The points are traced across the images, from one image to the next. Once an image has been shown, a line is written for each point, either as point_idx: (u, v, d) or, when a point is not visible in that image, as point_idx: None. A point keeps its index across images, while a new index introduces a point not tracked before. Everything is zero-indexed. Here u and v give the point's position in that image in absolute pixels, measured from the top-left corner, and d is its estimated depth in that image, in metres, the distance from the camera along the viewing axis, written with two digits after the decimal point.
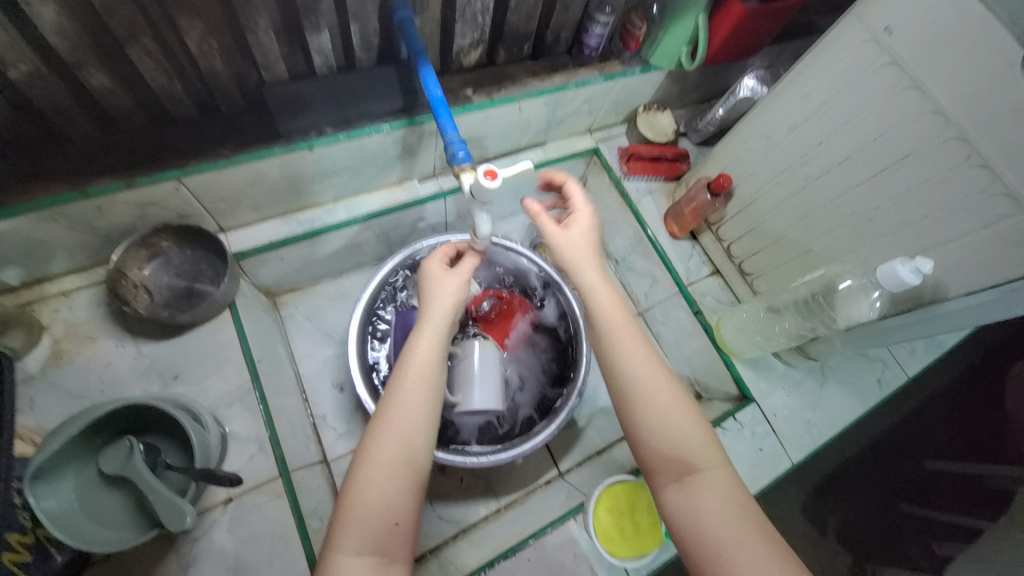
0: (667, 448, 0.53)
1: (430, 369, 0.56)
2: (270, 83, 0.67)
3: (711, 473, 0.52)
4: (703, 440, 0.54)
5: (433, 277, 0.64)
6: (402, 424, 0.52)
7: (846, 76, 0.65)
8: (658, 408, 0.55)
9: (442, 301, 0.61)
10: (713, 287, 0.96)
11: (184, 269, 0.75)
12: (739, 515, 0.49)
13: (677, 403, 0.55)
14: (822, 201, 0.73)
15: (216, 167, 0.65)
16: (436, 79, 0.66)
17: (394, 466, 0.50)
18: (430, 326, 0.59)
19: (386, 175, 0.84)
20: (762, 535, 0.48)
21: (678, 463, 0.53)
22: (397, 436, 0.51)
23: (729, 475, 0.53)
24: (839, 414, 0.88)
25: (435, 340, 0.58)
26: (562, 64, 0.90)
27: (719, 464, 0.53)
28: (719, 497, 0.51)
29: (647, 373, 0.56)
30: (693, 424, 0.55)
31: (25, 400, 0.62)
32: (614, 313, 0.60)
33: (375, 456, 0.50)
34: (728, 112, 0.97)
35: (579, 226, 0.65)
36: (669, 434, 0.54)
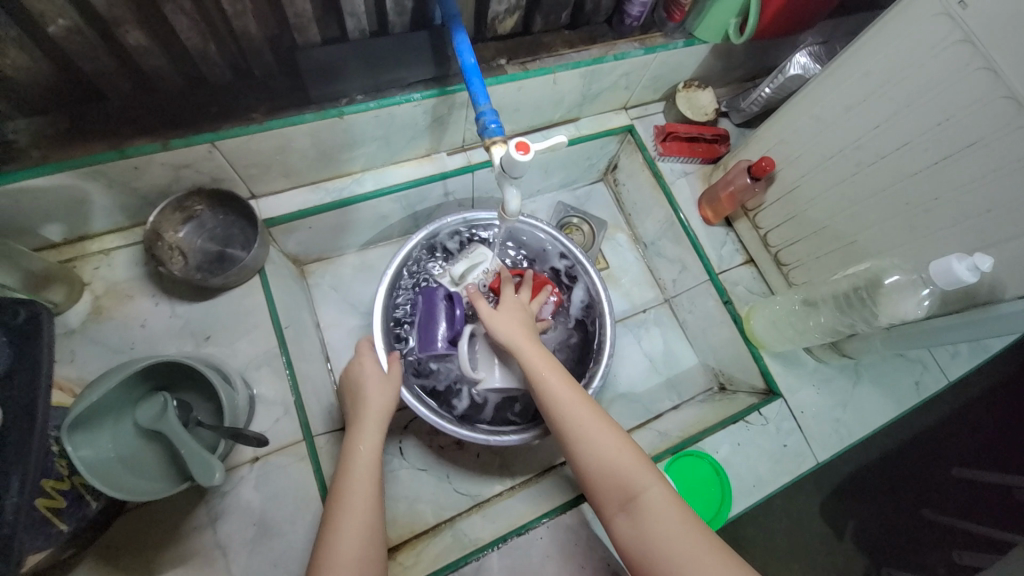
0: (606, 479, 0.58)
1: (374, 462, 0.60)
2: (302, 47, 0.67)
3: (647, 494, 0.57)
4: (637, 467, 0.58)
5: (366, 379, 0.68)
6: (358, 503, 0.56)
7: (912, 53, 0.59)
8: (590, 446, 0.60)
9: (378, 400, 0.65)
10: (745, 276, 0.92)
11: (216, 234, 0.76)
12: (680, 532, 0.54)
13: (610, 437, 0.60)
14: (873, 189, 0.68)
15: (248, 131, 0.65)
16: (470, 46, 0.64)
17: (360, 539, 0.54)
18: (367, 426, 0.63)
19: (415, 146, 0.83)
20: (703, 550, 0.52)
21: (618, 493, 0.58)
22: (357, 514, 0.55)
23: (663, 490, 0.57)
24: (870, 415, 0.85)
25: (376, 433, 0.62)
26: (601, 35, 0.86)
27: (653, 482, 0.57)
28: (660, 516, 0.55)
29: (575, 415, 0.62)
30: (626, 455, 0.59)
31: (67, 352, 0.65)
32: (545, 366, 0.65)
33: (341, 530, 0.53)
34: (775, 92, 0.91)
35: (509, 305, 0.73)
36: (603, 467, 0.59)
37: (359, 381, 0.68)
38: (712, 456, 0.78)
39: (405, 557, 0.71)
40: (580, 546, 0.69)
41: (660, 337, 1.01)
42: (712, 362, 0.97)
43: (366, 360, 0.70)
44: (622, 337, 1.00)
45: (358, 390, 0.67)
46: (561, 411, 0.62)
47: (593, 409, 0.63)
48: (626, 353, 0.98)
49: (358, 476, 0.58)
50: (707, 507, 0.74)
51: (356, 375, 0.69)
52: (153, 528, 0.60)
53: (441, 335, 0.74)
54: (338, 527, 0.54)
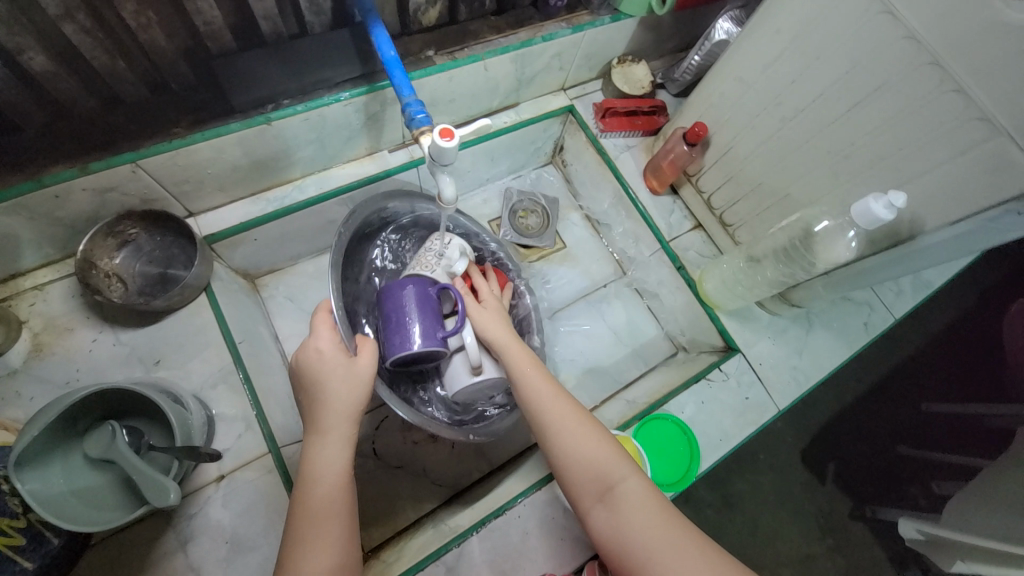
0: (585, 471, 0.57)
1: (339, 480, 0.52)
2: (218, 55, 0.65)
3: (625, 484, 0.56)
4: (614, 458, 0.58)
5: (326, 372, 0.57)
6: (322, 534, 0.49)
7: (817, 6, 0.61)
8: (568, 439, 0.59)
9: (342, 398, 0.56)
10: (695, 241, 0.95)
11: (156, 256, 0.74)
12: (658, 521, 0.53)
13: (589, 428, 0.60)
14: (797, 142, 0.71)
15: (172, 147, 0.63)
16: (389, 38, 0.63)
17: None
18: (332, 436, 0.54)
19: (353, 146, 0.82)
20: (681, 538, 0.52)
21: (595, 485, 0.56)
22: (324, 547, 0.48)
23: (640, 481, 0.56)
24: (825, 359, 0.89)
25: (343, 444, 0.54)
26: (528, 17, 0.86)
27: (631, 473, 0.57)
28: (638, 506, 0.54)
29: (556, 409, 0.61)
30: (604, 448, 0.58)
31: (11, 393, 0.63)
32: (523, 362, 0.65)
33: (302, 565, 0.47)
34: (704, 59, 0.94)
35: (493, 306, 0.73)
36: (583, 459, 0.57)
37: (319, 375, 0.57)
38: (679, 417, 0.80)
39: (388, 554, 0.71)
40: (558, 520, 0.70)
41: (622, 310, 1.03)
42: (673, 327, 1.00)
43: (326, 343, 0.59)
44: (583, 314, 1.01)
45: (318, 385, 0.57)
46: (539, 404, 0.61)
47: (571, 403, 0.62)
48: (589, 329, 1.00)
49: (324, 502, 0.51)
50: (676, 468, 0.76)
51: (315, 361, 0.58)
52: (122, 559, 0.59)
53: (417, 334, 0.67)
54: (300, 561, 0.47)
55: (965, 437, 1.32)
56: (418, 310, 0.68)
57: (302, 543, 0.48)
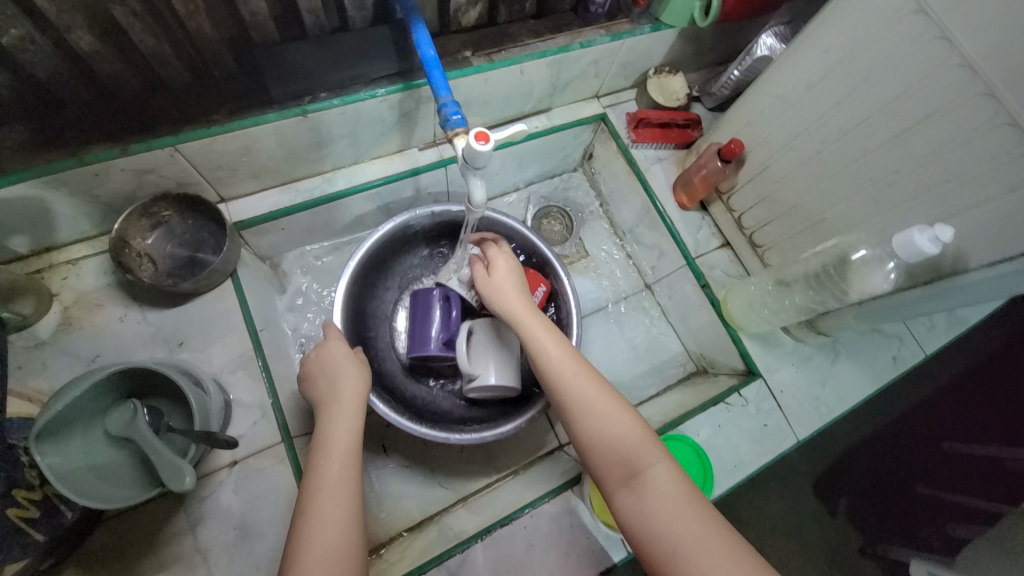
0: (609, 452, 0.55)
1: (351, 449, 0.54)
2: (260, 46, 0.66)
3: (652, 470, 0.54)
4: (640, 440, 0.56)
5: (334, 362, 0.62)
6: (332, 491, 0.50)
7: (869, 27, 0.59)
8: (593, 418, 0.57)
9: (350, 383, 0.60)
10: (722, 260, 0.92)
11: (186, 239, 0.75)
12: (684, 507, 0.51)
13: (615, 407, 0.58)
14: (838, 164, 0.68)
15: (210, 133, 0.64)
16: (429, 38, 0.63)
17: (337, 531, 0.48)
18: (341, 409, 0.58)
19: (384, 142, 0.83)
20: (706, 524, 0.50)
21: (622, 468, 0.55)
22: (334, 506, 0.50)
23: (667, 465, 0.54)
24: (848, 391, 0.87)
25: (353, 417, 0.57)
26: (567, 23, 0.86)
27: (657, 458, 0.55)
28: (663, 491, 0.52)
29: (580, 390, 0.59)
30: (630, 429, 0.56)
31: (38, 363, 0.65)
32: (541, 334, 0.64)
33: (316, 522, 0.48)
34: (743, 74, 0.92)
35: (504, 270, 0.71)
36: (608, 439, 0.56)
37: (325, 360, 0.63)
38: (694, 439, 0.79)
39: (390, 554, 0.70)
40: (564, 533, 0.69)
41: (642, 324, 1.01)
42: (693, 346, 0.98)
43: (337, 340, 0.65)
44: (601, 325, 1.00)
45: (328, 373, 0.61)
46: (562, 381, 0.60)
47: (597, 381, 0.60)
48: (606, 341, 0.99)
49: (335, 468, 0.52)
50: None
51: (320, 352, 0.63)
52: (133, 536, 0.60)
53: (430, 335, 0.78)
54: (312, 514, 0.49)
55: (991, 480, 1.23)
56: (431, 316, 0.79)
57: (316, 497, 0.50)
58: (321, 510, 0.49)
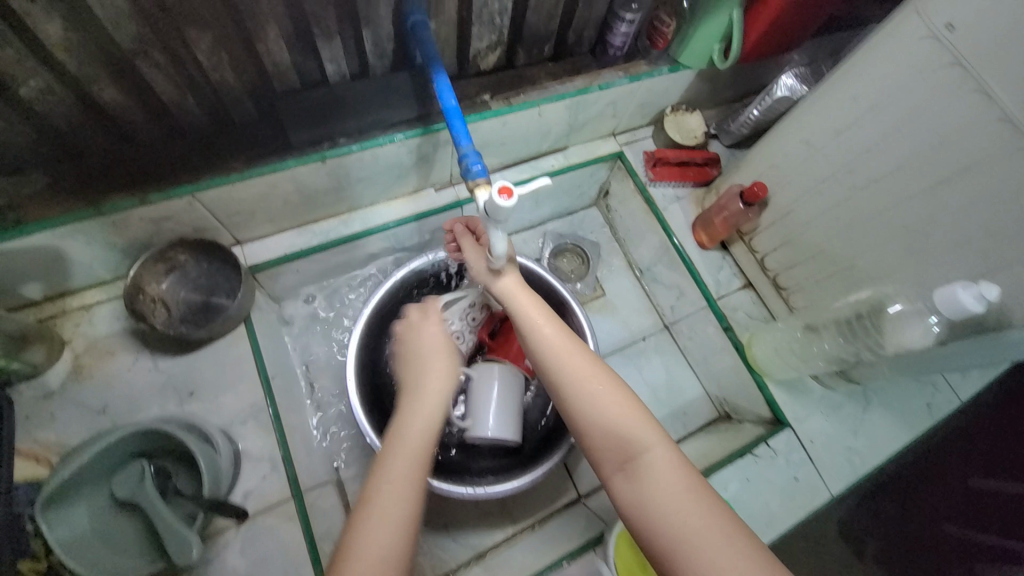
0: (606, 435, 0.53)
1: (428, 439, 0.54)
2: (281, 94, 0.66)
3: (650, 454, 0.51)
4: (638, 423, 0.53)
5: (430, 348, 0.61)
6: (398, 484, 0.49)
7: (900, 76, 0.57)
8: (589, 398, 0.54)
9: (441, 370, 0.59)
10: (744, 301, 0.89)
11: (201, 283, 0.74)
12: (685, 496, 0.48)
13: (612, 387, 0.55)
14: (869, 212, 0.66)
15: (228, 181, 0.63)
16: (450, 86, 0.62)
17: (397, 525, 0.47)
18: (424, 401, 0.56)
19: (401, 184, 0.82)
20: (709, 514, 0.47)
21: (618, 452, 0.52)
22: (396, 495, 0.49)
23: (667, 450, 0.51)
24: (881, 441, 0.83)
25: (437, 409, 0.56)
26: (585, 65, 0.86)
27: (657, 442, 0.52)
28: (663, 478, 0.49)
29: (575, 366, 0.56)
30: (627, 411, 0.53)
31: (46, 415, 0.64)
32: (532, 308, 0.60)
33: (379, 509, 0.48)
34: (763, 113, 0.91)
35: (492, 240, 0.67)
36: (605, 422, 0.53)
37: (416, 346, 0.62)
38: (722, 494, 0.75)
39: None
40: None
41: (661, 366, 0.98)
42: (716, 391, 0.95)
43: (433, 326, 0.64)
44: (619, 367, 0.97)
45: (421, 357, 0.61)
46: (556, 358, 0.57)
47: (593, 359, 0.57)
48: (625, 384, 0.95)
49: (412, 455, 0.52)
50: None
51: (415, 336, 0.63)
52: None
53: None
54: (373, 507, 0.48)
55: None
56: None
57: (381, 489, 0.49)
58: (382, 504, 0.48)
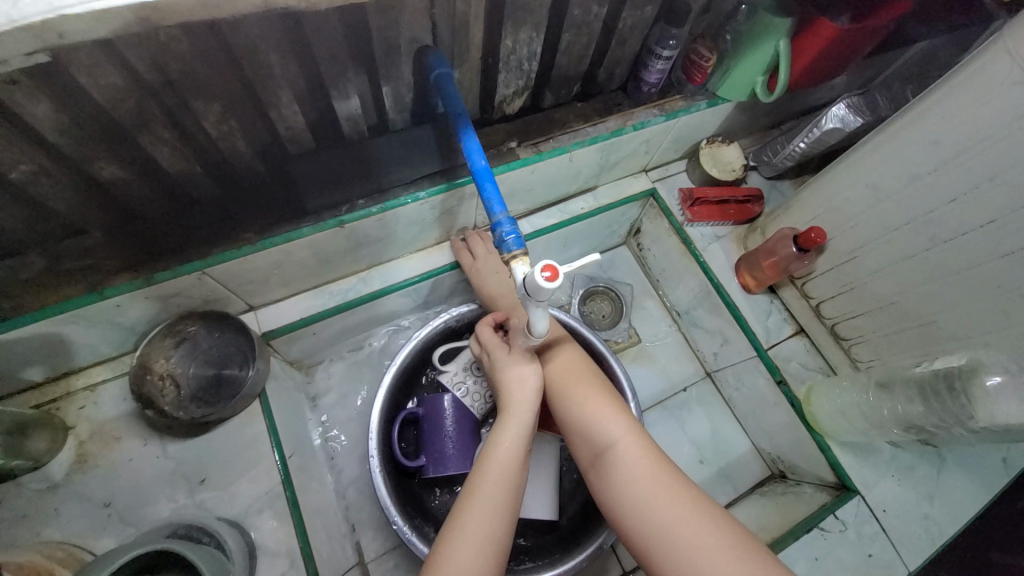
0: (580, 434, 0.58)
1: (511, 462, 0.55)
2: (296, 156, 0.61)
3: (614, 445, 0.55)
4: (605, 417, 0.57)
5: (513, 370, 0.60)
6: (488, 504, 0.52)
7: (993, 120, 0.50)
8: (563, 403, 0.60)
9: (519, 388, 0.58)
10: (797, 350, 0.81)
11: (211, 355, 0.68)
12: (646, 479, 0.52)
13: (585, 387, 0.60)
14: (955, 266, 0.59)
15: (240, 255, 0.59)
16: (479, 145, 0.57)
17: (479, 546, 0.50)
18: (514, 420, 0.57)
19: (424, 237, 0.76)
20: (667, 493, 0.51)
21: (588, 447, 0.57)
22: (478, 517, 0.51)
23: (632, 438, 0.56)
24: (959, 507, 0.74)
25: (518, 431, 0.56)
26: (616, 103, 0.80)
27: (623, 433, 0.56)
28: (626, 465, 0.54)
29: (553, 374, 0.62)
30: (597, 409, 0.58)
31: (49, 511, 0.58)
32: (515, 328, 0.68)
33: (464, 531, 0.51)
34: (810, 145, 0.83)
35: (486, 261, 0.75)
36: (579, 421, 0.59)
37: (505, 368, 0.61)
38: None
39: None
40: None
41: (705, 418, 0.90)
42: (767, 447, 0.86)
43: (502, 354, 0.62)
44: (658, 420, 0.90)
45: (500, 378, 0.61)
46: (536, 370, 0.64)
47: (568, 365, 0.63)
48: (666, 440, 0.88)
49: (490, 477, 0.54)
50: None
51: (494, 356, 0.63)
52: None
53: (453, 452, 0.70)
54: (463, 526, 0.51)
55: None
56: (456, 432, 0.71)
57: (468, 510, 0.52)
58: (474, 523, 0.51)
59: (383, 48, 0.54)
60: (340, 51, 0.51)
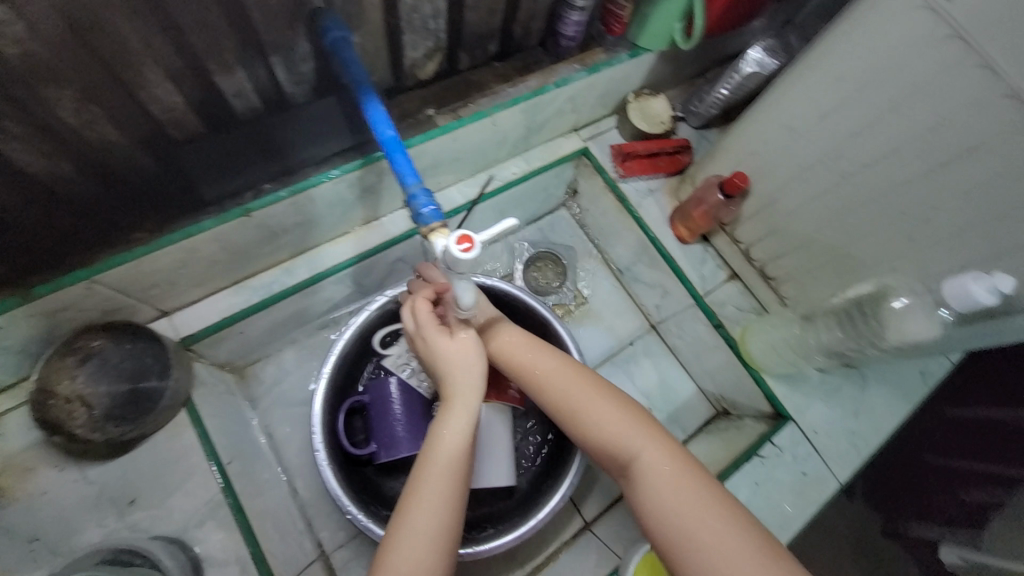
0: (602, 447, 0.56)
1: (457, 450, 0.54)
2: (183, 141, 0.54)
3: (640, 455, 0.54)
4: (625, 428, 0.55)
5: (449, 354, 0.58)
6: (436, 491, 0.51)
7: (889, 53, 0.52)
8: (581, 418, 0.58)
9: (458, 374, 0.58)
10: (731, 295, 0.84)
11: (126, 369, 0.60)
12: (673, 488, 0.51)
13: (599, 400, 0.58)
14: (866, 197, 0.61)
15: (133, 256, 0.54)
16: (386, 114, 0.54)
17: (430, 540, 0.50)
18: (458, 407, 0.57)
19: (348, 218, 0.72)
20: (695, 497, 0.49)
21: (615, 459, 0.56)
22: (427, 511, 0.51)
23: (655, 446, 0.54)
24: (881, 420, 0.80)
25: (461, 416, 0.56)
26: (536, 61, 0.77)
27: (646, 442, 0.54)
28: (653, 475, 0.52)
29: (568, 388, 0.59)
30: (619, 421, 0.56)
31: None
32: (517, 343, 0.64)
33: (411, 525, 0.50)
34: (732, 92, 0.85)
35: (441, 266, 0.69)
36: (599, 435, 0.56)
37: (445, 354, 0.58)
38: None
39: None
40: None
41: (652, 369, 0.93)
42: (711, 388, 0.90)
43: (442, 340, 0.58)
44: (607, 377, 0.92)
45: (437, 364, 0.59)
46: (548, 387, 0.60)
47: (582, 379, 0.60)
48: None
49: (436, 468, 0.53)
50: None
51: (427, 340, 0.59)
52: None
53: (403, 435, 0.69)
54: (412, 521, 0.50)
55: (1000, 439, 0.98)
56: (406, 416, 0.70)
57: (415, 505, 0.51)
58: (423, 516, 0.50)
59: (264, 14, 0.48)
60: (213, 19, 0.46)
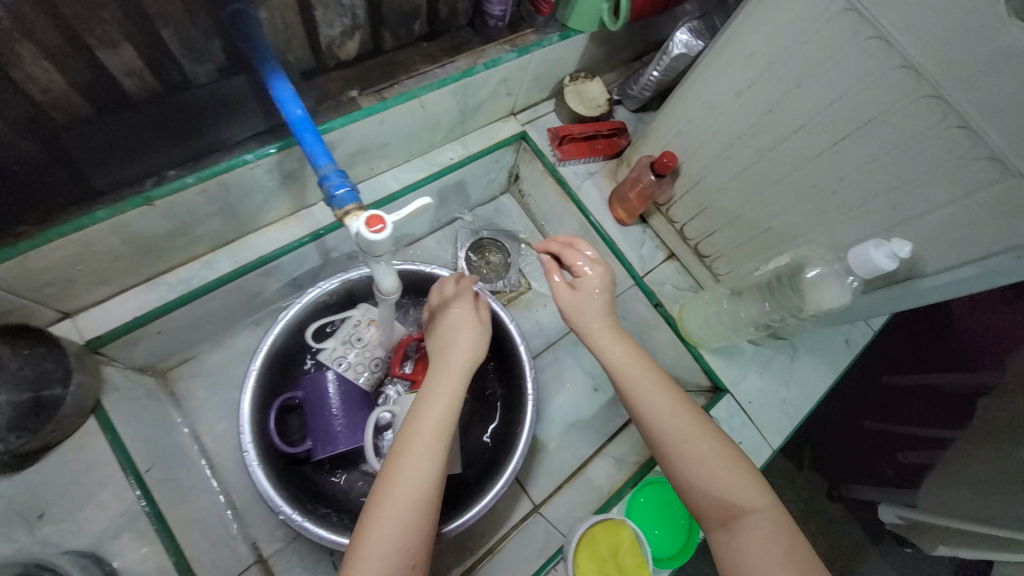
0: (702, 496, 0.52)
1: (448, 414, 0.53)
2: (67, 126, 0.50)
3: (754, 515, 0.49)
4: (743, 481, 0.51)
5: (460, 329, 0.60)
6: (430, 441, 0.51)
7: (796, 28, 0.53)
8: (686, 456, 0.53)
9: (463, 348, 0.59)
10: (669, 273, 0.87)
11: (26, 378, 0.56)
12: (780, 559, 0.47)
13: (719, 446, 0.53)
14: (784, 170, 0.63)
15: (18, 251, 0.49)
16: (295, 93, 0.51)
17: (412, 495, 0.48)
18: (446, 374, 0.56)
19: (271, 208, 0.69)
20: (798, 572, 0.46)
21: (718, 509, 0.51)
22: (417, 464, 0.49)
23: (773, 513, 0.50)
24: (811, 387, 0.84)
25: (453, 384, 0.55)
26: (465, 41, 0.75)
27: (760, 502, 0.50)
28: (765, 543, 0.48)
29: (679, 431, 0.54)
30: (742, 475, 0.51)
31: None
32: (630, 361, 0.59)
33: (398, 474, 0.49)
34: (663, 74, 0.86)
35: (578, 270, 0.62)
36: (707, 485, 0.52)
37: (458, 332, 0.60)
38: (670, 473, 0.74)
39: None
40: None
41: None
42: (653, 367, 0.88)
43: (462, 327, 0.61)
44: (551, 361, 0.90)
45: (451, 340, 0.60)
46: (659, 421, 0.55)
47: (706, 423, 0.55)
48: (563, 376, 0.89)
49: (430, 426, 0.52)
50: (675, 539, 0.70)
51: (448, 319, 0.62)
52: None
53: (340, 429, 0.67)
54: (400, 474, 0.49)
55: (928, 404, 1.04)
56: (344, 410, 0.68)
57: (404, 460, 0.50)
58: (407, 465, 0.49)
59: None
60: None
